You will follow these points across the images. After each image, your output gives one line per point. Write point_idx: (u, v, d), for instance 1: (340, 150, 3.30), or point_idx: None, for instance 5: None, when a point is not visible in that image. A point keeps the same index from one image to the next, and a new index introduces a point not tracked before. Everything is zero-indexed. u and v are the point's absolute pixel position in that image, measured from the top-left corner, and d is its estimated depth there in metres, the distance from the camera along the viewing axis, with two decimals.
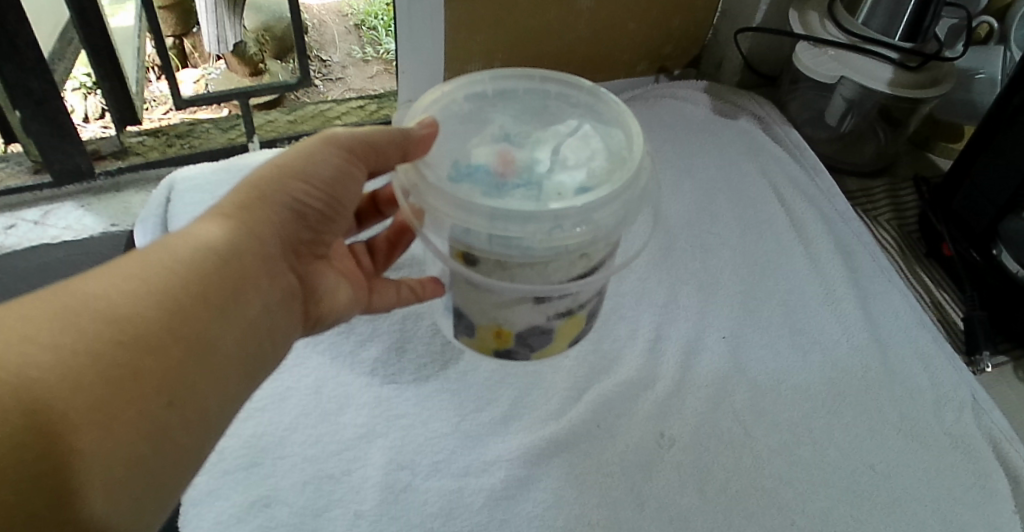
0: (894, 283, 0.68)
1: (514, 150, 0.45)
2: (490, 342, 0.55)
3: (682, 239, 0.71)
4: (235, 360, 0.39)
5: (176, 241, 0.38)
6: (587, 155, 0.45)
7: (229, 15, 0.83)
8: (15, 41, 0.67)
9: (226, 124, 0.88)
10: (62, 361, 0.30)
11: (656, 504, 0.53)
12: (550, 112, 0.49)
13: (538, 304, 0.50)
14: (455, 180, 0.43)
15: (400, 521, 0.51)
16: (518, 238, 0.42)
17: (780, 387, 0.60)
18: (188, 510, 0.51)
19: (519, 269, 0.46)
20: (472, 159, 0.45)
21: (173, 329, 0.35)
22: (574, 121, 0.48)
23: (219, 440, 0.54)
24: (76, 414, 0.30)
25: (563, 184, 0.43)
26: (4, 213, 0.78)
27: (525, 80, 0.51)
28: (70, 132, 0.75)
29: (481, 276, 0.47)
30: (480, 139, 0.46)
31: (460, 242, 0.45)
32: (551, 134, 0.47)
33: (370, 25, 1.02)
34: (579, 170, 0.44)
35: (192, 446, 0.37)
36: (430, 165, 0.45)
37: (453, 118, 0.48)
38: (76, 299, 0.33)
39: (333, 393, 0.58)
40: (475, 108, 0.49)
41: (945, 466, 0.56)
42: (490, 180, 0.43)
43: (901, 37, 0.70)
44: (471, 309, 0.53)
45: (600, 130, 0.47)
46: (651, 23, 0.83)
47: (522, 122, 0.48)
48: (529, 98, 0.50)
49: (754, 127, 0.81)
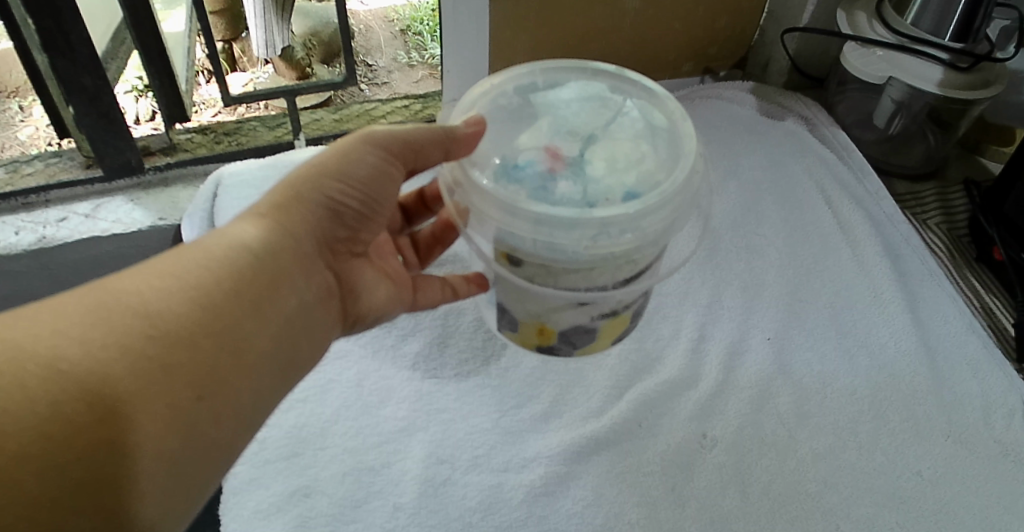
0: (944, 287, 0.67)
1: (562, 146, 0.46)
2: (532, 338, 0.56)
3: (725, 240, 0.71)
4: (269, 358, 0.40)
5: (210, 240, 0.39)
6: (636, 158, 0.45)
7: (277, 20, 0.85)
8: (69, 38, 0.69)
9: (272, 122, 0.90)
10: (91, 353, 0.31)
11: (697, 505, 0.52)
12: (602, 102, 0.49)
13: (581, 307, 0.50)
14: (502, 181, 0.44)
15: (440, 515, 0.51)
16: (563, 245, 0.43)
17: (826, 389, 0.60)
18: (230, 498, 0.52)
19: (564, 274, 0.46)
20: (521, 157, 0.45)
21: (203, 324, 0.36)
22: (625, 117, 0.48)
23: (261, 430, 0.56)
24: (109, 404, 0.31)
25: (612, 189, 0.43)
26: (58, 206, 0.80)
27: (575, 72, 0.51)
28: (121, 129, 0.78)
29: (526, 279, 0.48)
30: (529, 134, 0.47)
31: (505, 243, 0.45)
32: (601, 132, 0.47)
33: (415, 30, 1.02)
34: (628, 173, 0.44)
35: (224, 443, 0.37)
36: (476, 164, 0.45)
37: (501, 110, 0.48)
38: (109, 295, 0.34)
39: (375, 386, 0.59)
40: (524, 98, 0.49)
41: (996, 476, 0.55)
42: (539, 180, 0.44)
43: (952, 38, 0.68)
44: (515, 306, 0.53)
45: (651, 129, 0.48)
46: (696, 23, 0.83)
47: (572, 116, 0.48)
48: (581, 87, 0.50)
49: (801, 128, 0.80)
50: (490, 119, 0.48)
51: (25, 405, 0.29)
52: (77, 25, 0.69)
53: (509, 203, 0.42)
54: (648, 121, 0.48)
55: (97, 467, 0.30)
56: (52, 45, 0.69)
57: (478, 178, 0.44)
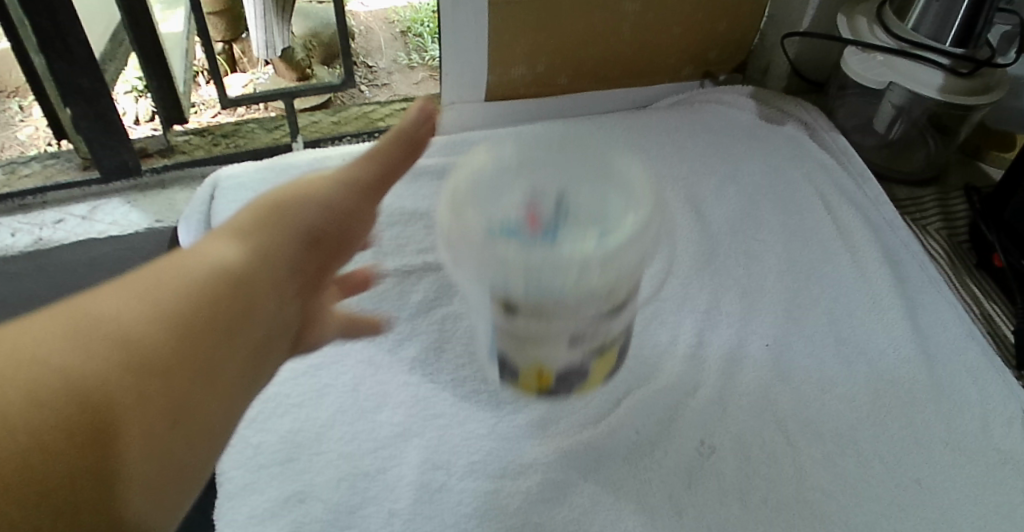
0: (943, 294, 0.66)
1: (540, 201, 0.48)
2: (533, 382, 0.53)
3: (724, 244, 0.70)
4: (237, 385, 0.39)
5: (185, 265, 0.38)
6: (608, 207, 0.48)
7: (277, 22, 0.84)
8: (67, 40, 0.69)
9: (270, 124, 0.90)
10: (76, 380, 0.30)
11: (694, 512, 0.52)
12: (571, 167, 0.53)
13: (571, 345, 0.49)
14: (490, 229, 0.45)
15: (434, 521, 0.51)
16: (554, 281, 0.44)
17: (825, 396, 0.59)
18: (225, 502, 0.52)
19: (553, 317, 0.46)
20: (502, 212, 0.47)
21: (181, 352, 0.35)
22: (592, 178, 0.52)
23: (257, 435, 0.55)
24: (94, 434, 0.30)
25: (590, 229, 0.45)
26: (55, 207, 0.80)
27: (544, 149, 0.55)
28: (118, 130, 0.77)
29: (520, 324, 0.47)
30: (510, 192, 0.49)
31: (498, 290, 0.46)
32: (574, 189, 0.50)
33: (415, 32, 1.02)
34: (602, 219, 0.46)
35: (194, 470, 0.37)
36: (462, 217, 0.47)
37: (482, 176, 0.51)
38: (83, 319, 0.33)
39: (371, 391, 0.58)
40: (501, 167, 0.52)
41: (995, 485, 0.54)
42: (522, 226, 0.45)
43: (952, 43, 0.68)
44: (512, 347, 0.50)
45: (615, 184, 0.51)
46: (696, 27, 0.82)
47: (548, 182, 0.51)
48: (550, 161, 0.54)
49: (800, 133, 0.80)
50: (472, 180, 0.50)
51: (7, 436, 0.27)
52: (75, 26, 0.68)
53: (491, 241, 0.44)
54: (611, 179, 0.51)
55: (78, 499, 0.28)
56: (50, 47, 0.69)
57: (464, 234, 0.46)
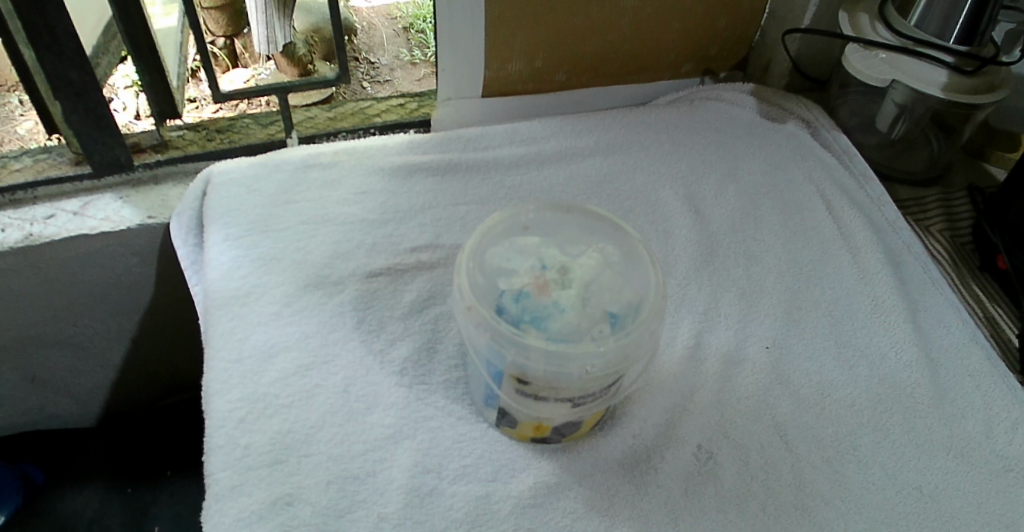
0: (946, 297, 0.65)
1: (547, 276, 0.48)
2: (528, 432, 0.53)
3: (723, 244, 0.69)
4: None
5: None
6: (616, 288, 0.49)
7: (278, 16, 0.83)
8: (55, 33, 0.67)
9: (265, 119, 0.89)
10: None
11: (691, 519, 0.51)
12: (581, 238, 0.53)
13: (573, 407, 0.49)
14: (512, 316, 0.45)
15: (424, 525, 0.50)
16: (573, 367, 0.44)
17: (825, 400, 0.58)
18: (211, 505, 0.51)
19: (566, 387, 0.46)
20: (514, 288, 0.47)
21: None
22: (600, 249, 0.51)
23: (245, 436, 0.54)
24: None
25: (602, 330, 0.45)
26: (45, 203, 0.78)
27: (555, 210, 0.54)
28: (110, 124, 0.76)
29: (532, 398, 0.48)
30: (519, 266, 0.49)
31: (514, 366, 0.45)
32: (582, 266, 0.49)
33: (419, 28, 1.00)
34: (611, 303, 0.48)
35: None
36: (484, 297, 0.46)
37: (498, 248, 0.50)
38: None
39: (362, 392, 0.57)
40: (513, 234, 0.52)
41: (996, 492, 0.53)
42: (535, 312, 0.46)
43: (956, 41, 0.67)
44: (513, 406, 0.51)
45: (620, 266, 0.50)
46: (697, 23, 0.81)
47: (558, 250, 0.51)
48: (564, 233, 0.53)
49: (801, 131, 0.79)
50: (486, 244, 0.50)
51: None
52: (63, 18, 0.67)
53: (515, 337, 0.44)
54: (621, 258, 0.51)
55: None
56: (38, 40, 0.67)
57: (482, 314, 0.45)
